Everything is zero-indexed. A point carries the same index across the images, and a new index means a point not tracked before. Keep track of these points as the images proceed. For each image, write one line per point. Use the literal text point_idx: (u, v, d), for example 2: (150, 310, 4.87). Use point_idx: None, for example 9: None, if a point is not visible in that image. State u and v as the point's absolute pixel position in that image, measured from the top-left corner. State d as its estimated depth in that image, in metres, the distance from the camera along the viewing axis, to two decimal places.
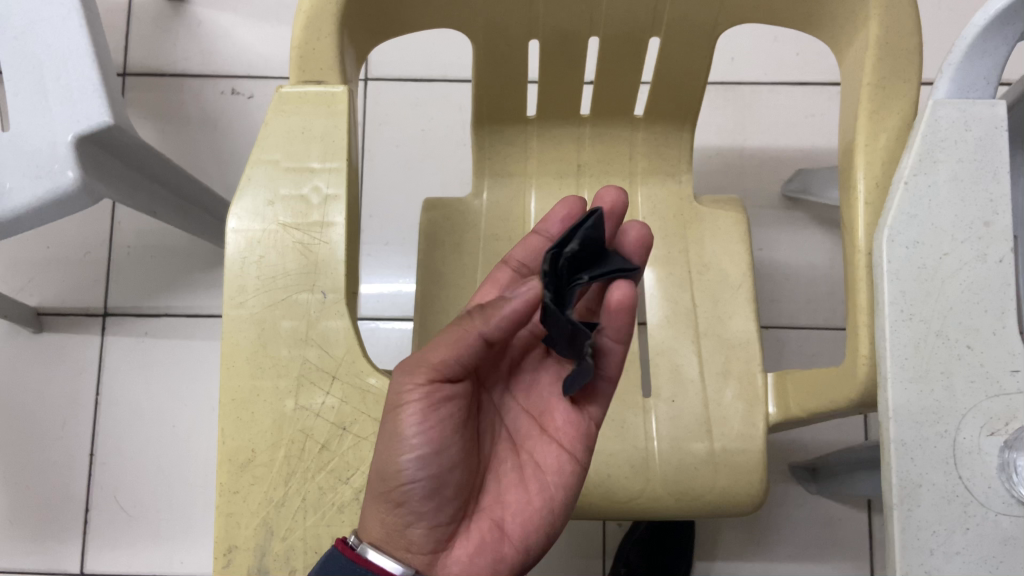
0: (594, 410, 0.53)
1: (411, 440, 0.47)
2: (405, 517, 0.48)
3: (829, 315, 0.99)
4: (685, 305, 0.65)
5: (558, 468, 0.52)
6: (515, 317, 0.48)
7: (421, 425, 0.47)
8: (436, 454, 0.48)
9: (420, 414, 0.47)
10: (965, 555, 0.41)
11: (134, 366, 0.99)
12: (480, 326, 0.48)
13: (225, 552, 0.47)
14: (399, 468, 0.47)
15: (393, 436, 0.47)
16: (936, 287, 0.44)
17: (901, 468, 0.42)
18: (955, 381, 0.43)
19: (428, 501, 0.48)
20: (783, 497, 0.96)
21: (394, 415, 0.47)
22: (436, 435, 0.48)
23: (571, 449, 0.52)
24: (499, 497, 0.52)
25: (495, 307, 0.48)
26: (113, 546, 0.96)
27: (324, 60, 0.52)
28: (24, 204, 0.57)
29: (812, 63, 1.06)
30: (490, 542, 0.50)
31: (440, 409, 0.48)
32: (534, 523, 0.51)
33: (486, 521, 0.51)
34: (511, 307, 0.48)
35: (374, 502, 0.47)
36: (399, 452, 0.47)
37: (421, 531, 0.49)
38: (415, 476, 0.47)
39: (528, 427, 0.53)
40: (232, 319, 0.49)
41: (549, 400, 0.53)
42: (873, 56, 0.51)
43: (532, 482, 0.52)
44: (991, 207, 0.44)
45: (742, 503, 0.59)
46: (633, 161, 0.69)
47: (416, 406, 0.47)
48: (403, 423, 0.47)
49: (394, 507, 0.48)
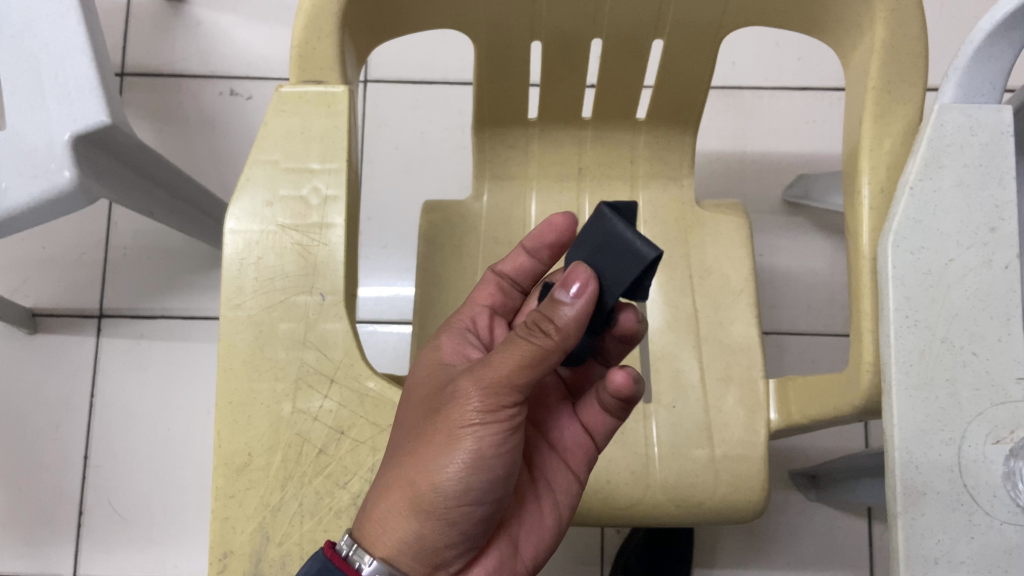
0: (599, 438, 0.53)
1: (476, 465, 0.44)
2: (444, 536, 0.45)
3: (829, 321, 0.99)
4: (686, 310, 0.64)
5: (566, 488, 0.52)
6: (582, 321, 0.42)
7: (491, 449, 0.44)
8: (498, 478, 0.45)
9: (493, 439, 0.44)
10: (970, 564, 0.40)
11: (129, 367, 0.99)
12: (561, 345, 0.42)
13: (220, 557, 0.46)
14: (455, 486, 0.44)
15: (453, 453, 0.44)
16: (941, 292, 0.43)
17: (905, 476, 0.41)
18: (960, 389, 0.42)
19: (474, 522, 0.46)
20: (783, 504, 0.96)
21: (459, 431, 0.44)
22: (501, 461, 0.45)
23: (577, 470, 0.53)
24: (515, 516, 0.50)
25: (559, 314, 0.42)
26: (106, 549, 0.95)
27: (325, 60, 0.51)
28: (20, 204, 0.56)
29: (813, 68, 1.06)
30: (505, 561, 0.49)
31: (512, 435, 0.45)
32: (545, 542, 0.51)
33: (504, 538, 0.49)
34: (575, 311, 0.42)
35: (413, 514, 0.44)
36: (460, 472, 0.44)
37: (453, 549, 0.46)
38: (471, 499, 0.45)
39: (537, 442, 0.53)
40: (230, 320, 0.48)
41: (558, 417, 0.54)
42: (879, 60, 0.51)
43: (545, 501, 0.51)
44: (997, 213, 0.44)
45: (743, 511, 0.58)
46: (634, 165, 0.69)
47: (484, 429, 0.43)
48: (468, 444, 0.44)
49: (436, 526, 0.45)
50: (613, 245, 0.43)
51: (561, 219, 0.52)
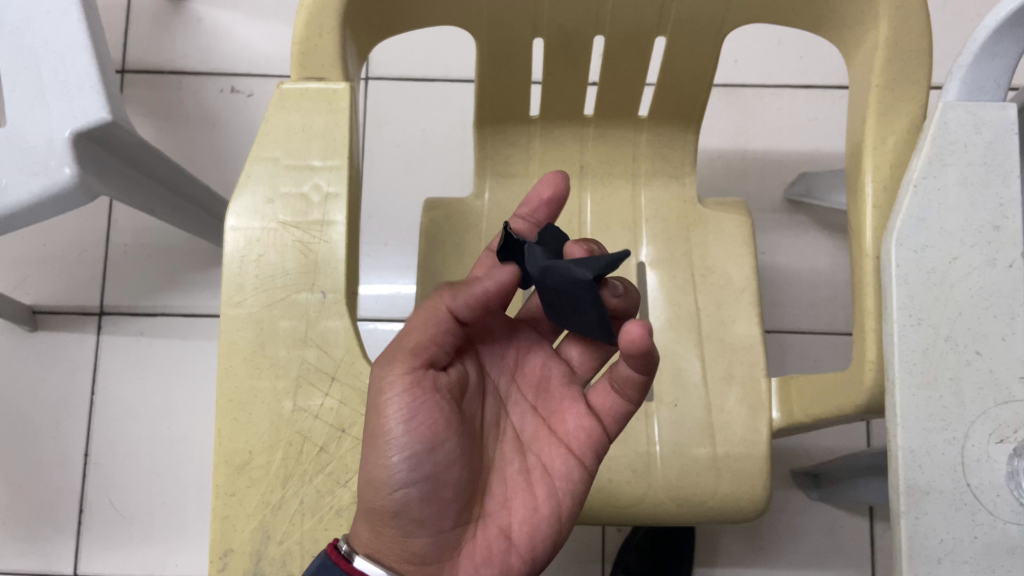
0: (608, 421, 0.50)
1: (399, 440, 0.45)
2: (403, 524, 0.46)
3: (832, 319, 0.98)
4: (688, 309, 0.64)
5: (565, 473, 0.49)
6: (489, 295, 0.47)
7: (408, 422, 0.45)
8: (429, 453, 0.46)
9: (405, 410, 0.45)
10: (973, 564, 0.40)
11: (129, 365, 0.99)
12: (447, 301, 0.47)
13: (220, 556, 0.46)
14: (388, 470, 0.45)
15: (379, 437, 0.45)
16: (945, 291, 0.43)
17: (908, 475, 0.41)
18: (964, 386, 0.42)
19: (427, 506, 0.46)
20: (784, 503, 0.96)
21: (377, 413, 0.45)
22: (427, 433, 0.46)
23: (578, 454, 0.49)
24: (504, 503, 0.49)
25: (464, 285, 0.47)
26: (106, 547, 0.95)
27: (327, 57, 0.51)
28: (20, 201, 0.56)
29: (815, 66, 1.05)
30: (496, 551, 0.47)
31: (428, 406, 0.46)
32: (542, 531, 0.48)
33: (492, 528, 0.48)
34: (479, 284, 0.47)
35: (368, 509, 0.46)
36: (388, 455, 0.45)
37: (424, 539, 0.47)
38: (405, 478, 0.45)
39: (534, 427, 0.50)
40: (230, 318, 0.48)
41: (562, 400, 0.51)
42: (883, 57, 0.51)
43: (539, 486, 0.49)
44: (1001, 211, 0.44)
45: (744, 509, 0.58)
46: (636, 163, 0.69)
47: (396, 402, 0.45)
48: (387, 422, 0.45)
49: (390, 513, 0.46)
50: (591, 299, 0.46)
51: (556, 179, 0.53)
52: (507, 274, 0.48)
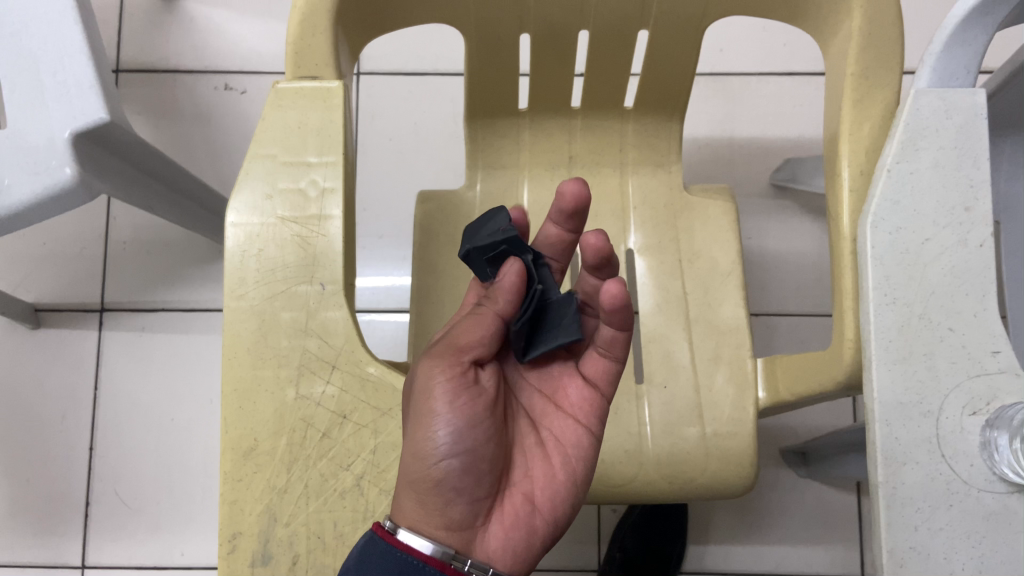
0: (604, 386, 0.53)
1: (446, 417, 0.47)
2: (444, 496, 0.47)
3: (818, 301, 1.01)
4: (676, 293, 0.66)
5: (576, 442, 0.51)
6: (517, 293, 0.49)
7: (452, 401, 0.47)
8: (470, 428, 0.47)
9: (450, 391, 0.47)
10: (949, 530, 0.42)
11: (132, 359, 1.00)
12: (496, 307, 0.50)
13: (230, 539, 0.48)
14: (433, 444, 0.47)
15: (425, 413, 0.47)
16: (919, 271, 0.45)
17: (885, 446, 0.43)
18: (937, 361, 0.44)
19: (466, 477, 0.48)
20: (774, 480, 0.98)
21: (426, 394, 0.47)
22: (469, 409, 0.48)
23: (585, 423, 0.52)
24: (525, 472, 0.51)
25: (498, 290, 0.50)
26: (114, 537, 0.97)
27: (319, 55, 0.53)
28: (23, 200, 0.58)
29: (800, 53, 1.07)
30: (521, 516, 0.49)
31: (468, 387, 0.48)
32: (561, 496, 0.50)
33: (518, 494, 0.50)
34: (507, 286, 0.49)
35: (410, 482, 0.47)
36: (435, 429, 0.46)
37: (462, 508, 0.48)
38: (450, 450, 0.47)
39: (542, 405, 0.53)
40: (233, 310, 0.50)
41: (562, 377, 0.53)
42: (857, 46, 0.52)
43: (553, 455, 0.51)
44: (972, 192, 0.46)
45: (733, 485, 0.61)
46: (623, 152, 0.71)
47: (445, 384, 0.47)
48: (436, 400, 0.47)
49: (432, 487, 0.47)
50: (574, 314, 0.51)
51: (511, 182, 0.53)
52: (517, 263, 0.49)
